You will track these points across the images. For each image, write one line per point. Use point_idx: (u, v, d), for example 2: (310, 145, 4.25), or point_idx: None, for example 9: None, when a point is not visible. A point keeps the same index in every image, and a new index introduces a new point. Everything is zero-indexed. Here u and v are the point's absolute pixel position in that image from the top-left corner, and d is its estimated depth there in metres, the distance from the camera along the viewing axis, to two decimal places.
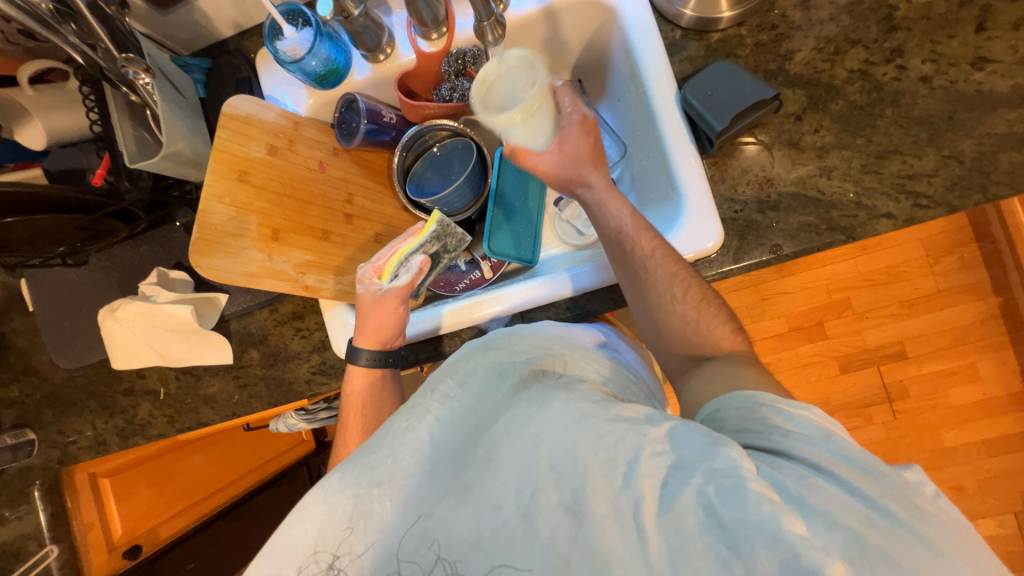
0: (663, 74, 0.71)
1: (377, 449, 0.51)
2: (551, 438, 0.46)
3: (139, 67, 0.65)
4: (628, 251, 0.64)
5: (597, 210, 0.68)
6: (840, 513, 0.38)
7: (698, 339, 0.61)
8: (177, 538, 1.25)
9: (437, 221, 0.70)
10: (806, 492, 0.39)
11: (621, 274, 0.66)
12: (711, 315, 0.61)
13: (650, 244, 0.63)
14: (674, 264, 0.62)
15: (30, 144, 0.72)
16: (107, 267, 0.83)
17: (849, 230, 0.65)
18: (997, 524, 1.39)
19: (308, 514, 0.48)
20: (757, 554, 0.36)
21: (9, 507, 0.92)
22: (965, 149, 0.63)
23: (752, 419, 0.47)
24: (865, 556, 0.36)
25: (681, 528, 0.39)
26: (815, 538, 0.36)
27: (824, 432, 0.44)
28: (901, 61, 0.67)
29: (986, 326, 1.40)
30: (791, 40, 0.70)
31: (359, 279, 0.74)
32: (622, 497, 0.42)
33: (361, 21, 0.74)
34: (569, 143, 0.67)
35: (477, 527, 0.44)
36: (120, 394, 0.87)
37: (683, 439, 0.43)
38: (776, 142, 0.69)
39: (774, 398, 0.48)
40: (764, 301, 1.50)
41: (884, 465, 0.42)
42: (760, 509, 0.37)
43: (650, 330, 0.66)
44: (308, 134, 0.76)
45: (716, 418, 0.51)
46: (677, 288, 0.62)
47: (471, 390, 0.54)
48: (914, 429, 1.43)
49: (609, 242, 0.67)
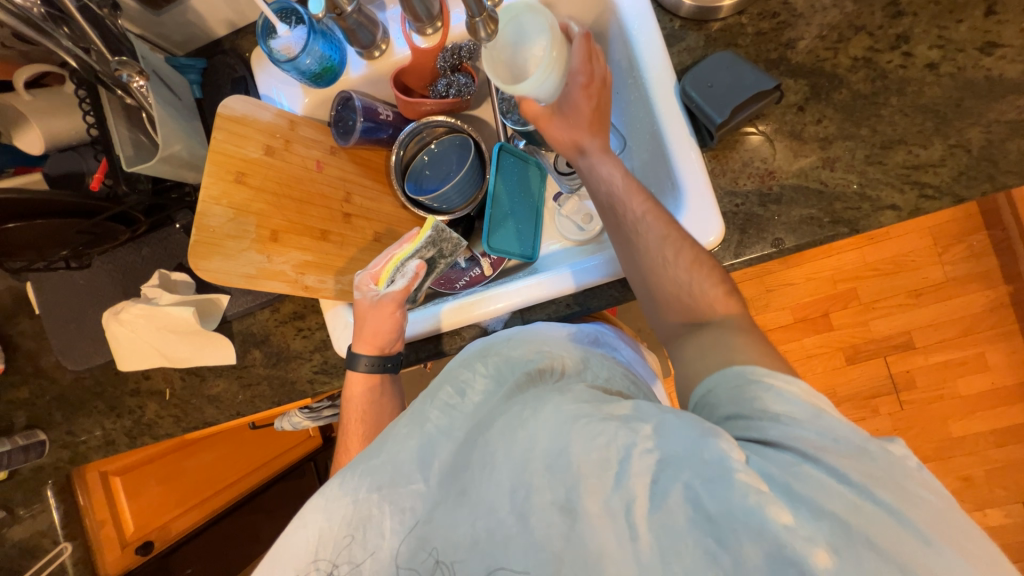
0: (661, 65, 0.70)
1: (377, 454, 0.51)
2: (545, 439, 0.46)
3: (133, 70, 0.65)
4: (620, 215, 0.63)
5: (588, 173, 0.67)
6: (827, 500, 0.38)
7: (684, 295, 0.59)
8: (189, 533, 1.29)
9: (432, 227, 0.70)
10: (793, 480, 0.39)
11: (612, 236, 0.65)
12: (699, 271, 0.59)
13: (642, 207, 0.62)
14: (666, 226, 0.61)
15: (29, 150, 0.72)
16: (110, 270, 0.84)
17: (853, 222, 0.64)
18: (1005, 514, 1.38)
19: (308, 522, 0.49)
20: (744, 548, 0.37)
21: (25, 505, 0.94)
22: (972, 138, 0.62)
23: (742, 399, 0.46)
24: (850, 542, 0.36)
25: (671, 525, 0.39)
26: (800, 528, 0.36)
27: (813, 410, 0.43)
28: (907, 47, 0.65)
29: (995, 316, 1.38)
30: (793, 28, 0.69)
31: (357, 285, 0.74)
32: (614, 496, 0.42)
33: (355, 18, 0.73)
34: (568, 106, 0.65)
35: (473, 530, 0.45)
36: (127, 394, 0.88)
37: (673, 432, 0.42)
38: (778, 133, 0.67)
39: (763, 372, 0.47)
40: (768, 293, 1.48)
41: (873, 443, 0.41)
42: (746, 500, 0.37)
43: (639, 289, 0.63)
44: (304, 134, 0.76)
45: (708, 401, 0.49)
46: (668, 250, 0.60)
47: (471, 398, 0.55)
48: (922, 420, 1.42)
49: (602, 207, 0.66)
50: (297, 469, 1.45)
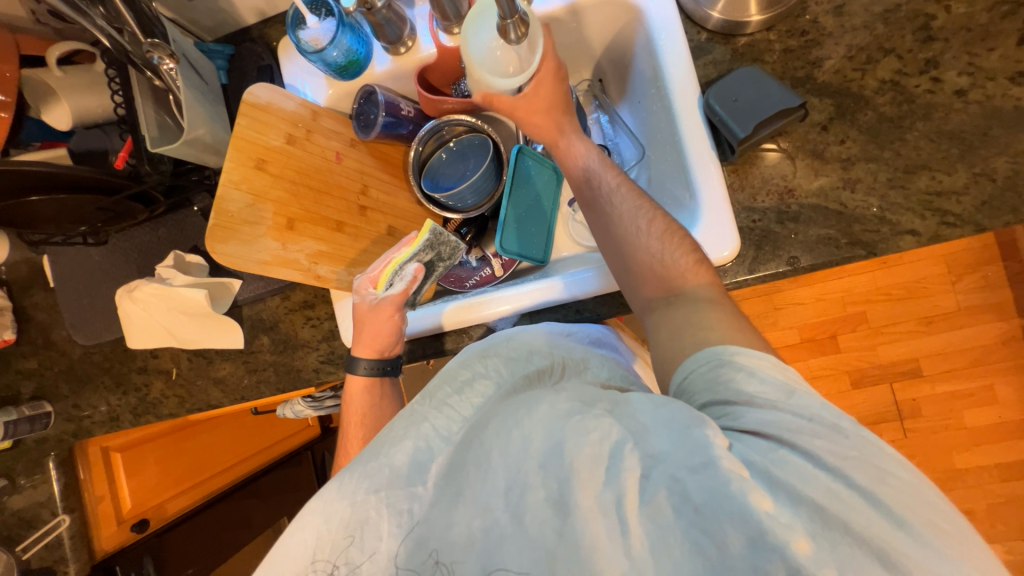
0: (686, 75, 0.70)
1: (374, 457, 0.51)
2: (538, 437, 0.46)
3: (164, 52, 0.66)
4: (595, 187, 0.68)
5: (565, 153, 0.72)
6: (805, 486, 0.38)
7: (656, 264, 0.61)
8: (184, 514, 1.28)
9: (431, 230, 0.69)
10: (772, 466, 0.40)
11: (587, 211, 0.69)
12: (670, 240, 0.61)
13: (616, 180, 0.68)
14: (638, 197, 0.65)
15: (57, 125, 0.73)
16: (127, 248, 0.85)
17: (870, 245, 0.64)
18: (1006, 551, 1.36)
19: (307, 523, 0.49)
20: (728, 537, 0.37)
21: (26, 475, 0.96)
22: (998, 167, 0.61)
23: (716, 383, 0.47)
24: (828, 529, 0.37)
25: (660, 519, 0.40)
26: (781, 516, 0.37)
27: (786, 387, 0.45)
28: (936, 72, 0.64)
29: (1006, 348, 1.36)
30: (821, 47, 0.68)
31: (355, 289, 0.74)
32: (605, 491, 0.42)
33: (384, 13, 0.74)
34: (544, 89, 0.69)
35: (470, 529, 0.45)
36: (134, 371, 0.89)
37: (662, 428, 0.43)
38: (800, 151, 0.67)
39: (733, 351, 0.48)
40: (776, 311, 1.47)
41: (847, 421, 0.42)
42: (728, 486, 0.38)
43: (615, 263, 0.65)
44: (326, 125, 0.76)
45: (686, 388, 0.51)
46: (642, 221, 0.63)
47: (469, 399, 0.55)
48: (926, 449, 1.40)
49: (576, 182, 0.70)
50: (293, 458, 1.50)
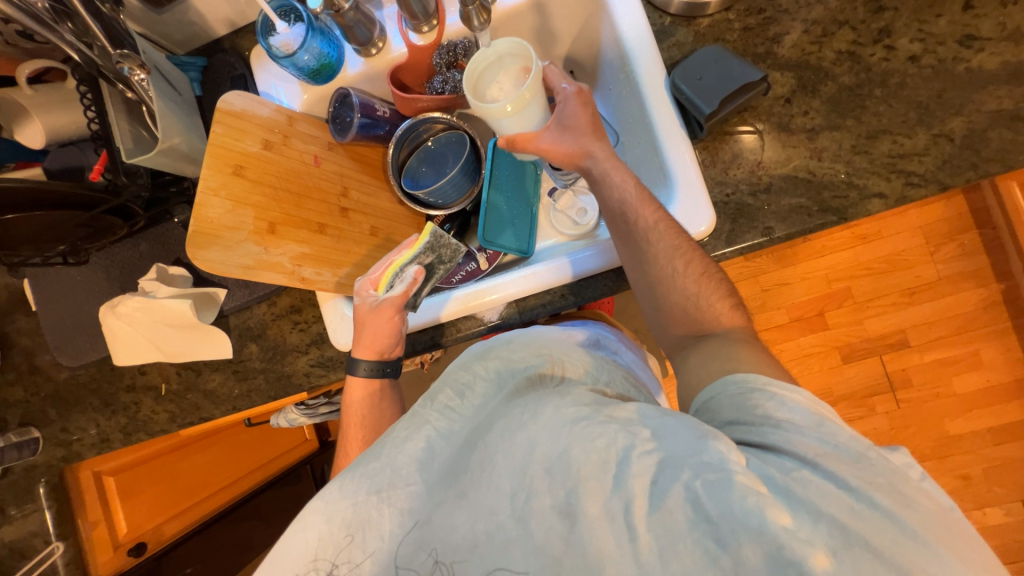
0: (652, 60, 0.72)
1: (375, 458, 0.52)
2: (543, 442, 0.46)
3: (134, 63, 0.66)
4: (631, 224, 0.64)
5: (600, 181, 0.67)
6: (825, 502, 0.39)
7: (688, 303, 0.62)
8: (181, 536, 1.25)
9: (431, 232, 0.73)
10: (792, 483, 0.40)
11: (621, 244, 0.66)
12: (707, 284, 0.62)
13: (654, 217, 0.64)
14: (677, 237, 0.63)
15: (30, 144, 0.73)
16: (108, 265, 0.84)
17: (841, 211, 0.65)
18: (1004, 513, 1.38)
19: (308, 524, 0.49)
20: (743, 548, 0.37)
21: (15, 505, 0.94)
22: (955, 127, 0.64)
23: (743, 406, 0.48)
24: (849, 545, 0.37)
25: (670, 525, 0.40)
26: (799, 530, 0.37)
27: (815, 417, 0.45)
28: (889, 40, 0.67)
29: (987, 314, 1.39)
30: (779, 23, 0.71)
31: (357, 291, 0.75)
32: (613, 498, 0.42)
33: (352, 15, 0.75)
34: (568, 118, 0.67)
35: (474, 533, 0.45)
36: (122, 390, 0.88)
37: (674, 436, 0.43)
38: (768, 126, 0.69)
39: (765, 380, 0.49)
40: (764, 293, 1.49)
41: (874, 452, 0.42)
42: (745, 502, 0.38)
43: (645, 299, 0.66)
44: (303, 130, 0.77)
45: (710, 407, 0.52)
46: (679, 262, 0.62)
47: (470, 400, 0.56)
48: (919, 418, 1.42)
49: (612, 215, 0.66)
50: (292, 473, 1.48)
